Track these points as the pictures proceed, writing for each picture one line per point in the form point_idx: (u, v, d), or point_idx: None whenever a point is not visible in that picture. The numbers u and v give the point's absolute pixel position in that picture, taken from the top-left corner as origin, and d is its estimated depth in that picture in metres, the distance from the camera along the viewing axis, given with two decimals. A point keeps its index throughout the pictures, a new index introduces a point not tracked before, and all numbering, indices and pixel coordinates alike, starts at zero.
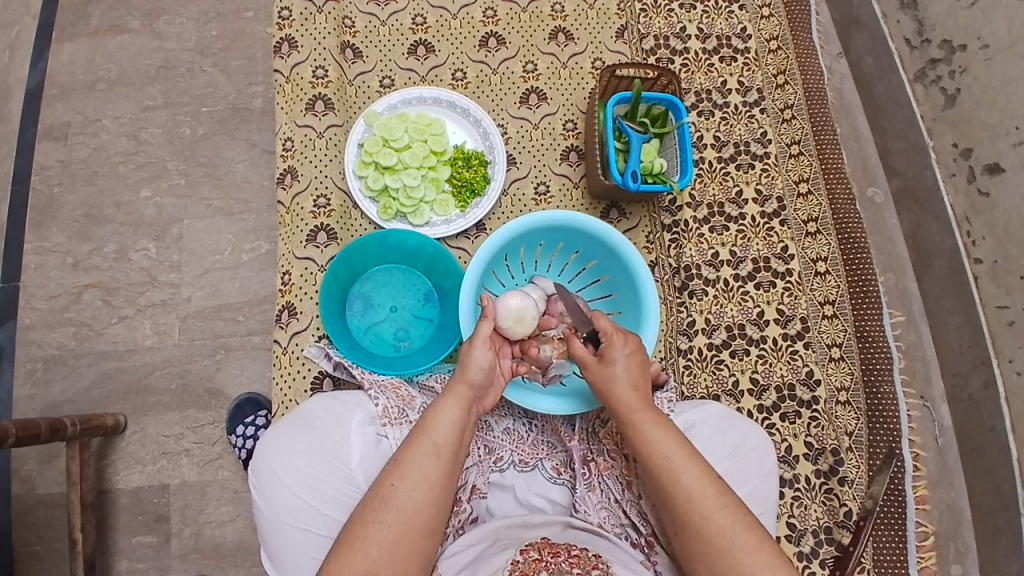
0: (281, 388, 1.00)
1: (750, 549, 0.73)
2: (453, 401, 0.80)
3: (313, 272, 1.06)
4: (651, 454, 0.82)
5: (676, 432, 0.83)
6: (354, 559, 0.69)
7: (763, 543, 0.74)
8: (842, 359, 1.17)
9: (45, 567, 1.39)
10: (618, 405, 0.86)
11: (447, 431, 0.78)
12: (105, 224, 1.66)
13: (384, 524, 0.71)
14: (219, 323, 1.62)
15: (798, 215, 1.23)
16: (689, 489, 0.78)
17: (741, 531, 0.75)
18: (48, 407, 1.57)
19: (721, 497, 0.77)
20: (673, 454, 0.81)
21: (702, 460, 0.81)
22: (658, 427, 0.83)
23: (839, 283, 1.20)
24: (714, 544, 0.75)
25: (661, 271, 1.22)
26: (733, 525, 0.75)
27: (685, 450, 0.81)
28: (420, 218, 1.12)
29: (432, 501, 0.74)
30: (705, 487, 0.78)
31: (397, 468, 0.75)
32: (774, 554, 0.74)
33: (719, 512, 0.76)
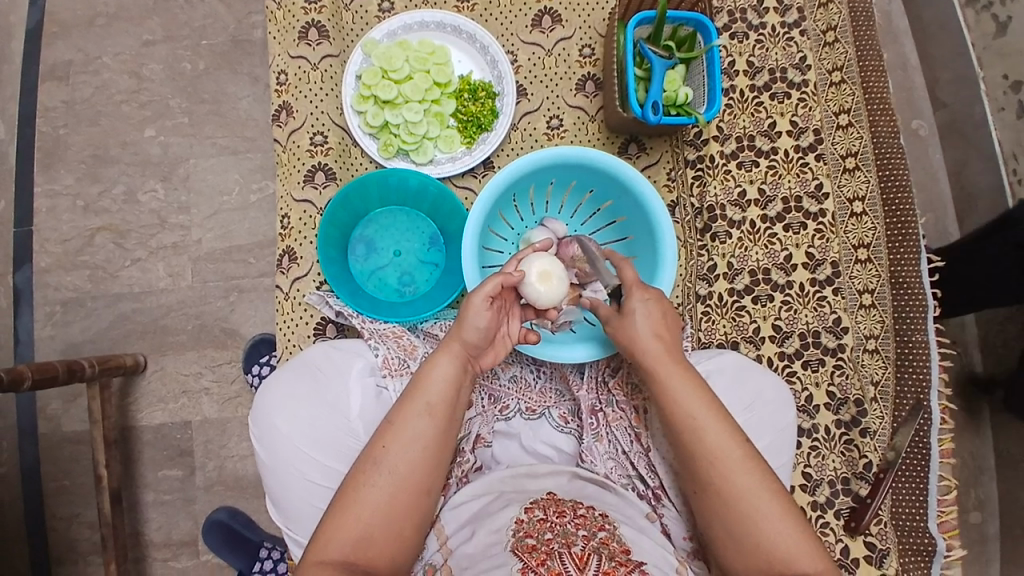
0: (284, 334, 0.97)
1: (774, 517, 0.71)
2: (446, 359, 0.78)
3: (312, 215, 1.00)
4: (676, 411, 0.78)
5: (703, 391, 0.78)
6: (349, 520, 0.70)
7: (788, 512, 0.72)
8: (873, 307, 1.09)
9: (73, 500, 1.49)
10: (642, 358, 0.81)
11: (439, 389, 0.76)
12: (113, 165, 1.63)
13: (378, 487, 0.71)
14: (230, 265, 1.61)
15: (835, 150, 1.13)
16: (714, 450, 0.75)
17: (766, 497, 0.72)
18: (69, 347, 1.59)
19: (748, 462, 0.74)
20: (699, 414, 0.77)
21: (730, 422, 0.77)
22: (684, 384, 0.78)
23: (876, 224, 1.10)
24: (737, 508, 0.72)
25: (682, 211, 1.14)
26: (758, 491, 0.72)
27: (712, 410, 0.77)
28: (424, 155, 1.05)
29: (425, 463, 0.74)
30: (731, 450, 0.74)
31: (389, 432, 0.74)
32: (798, 522, 0.71)
33: (745, 476, 0.73)
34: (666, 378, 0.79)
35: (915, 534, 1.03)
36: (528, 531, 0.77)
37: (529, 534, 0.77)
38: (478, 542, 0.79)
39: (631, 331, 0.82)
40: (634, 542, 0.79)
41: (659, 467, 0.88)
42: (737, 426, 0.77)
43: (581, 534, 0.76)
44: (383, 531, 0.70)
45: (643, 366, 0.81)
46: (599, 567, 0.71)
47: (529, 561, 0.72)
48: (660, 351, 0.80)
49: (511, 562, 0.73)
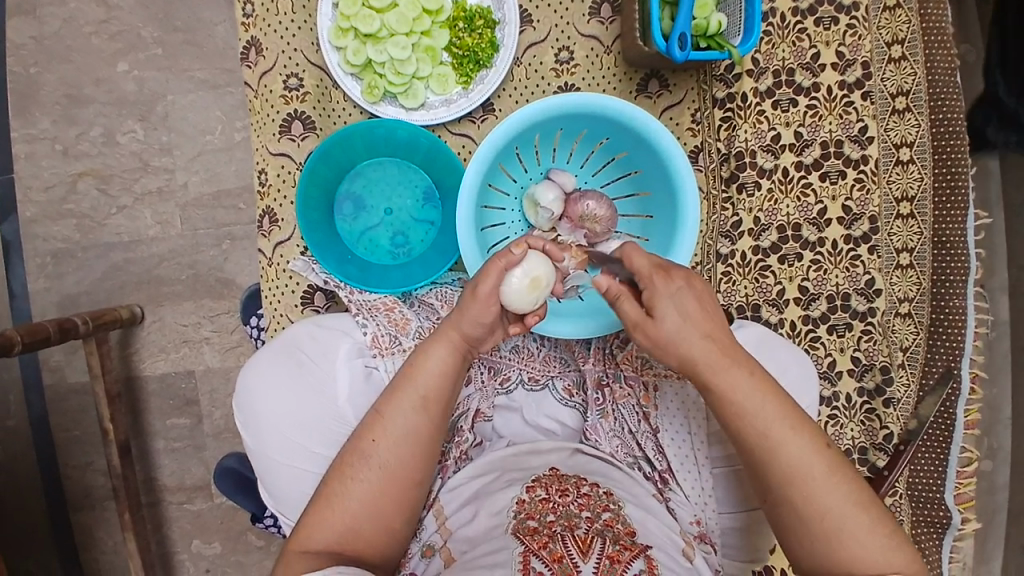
0: (270, 302, 0.91)
1: (865, 533, 0.64)
2: (440, 347, 0.74)
3: (291, 171, 0.90)
4: (746, 424, 0.68)
5: (777, 398, 0.68)
6: (335, 513, 0.70)
7: (877, 523, 0.65)
8: (910, 267, 0.99)
9: (86, 448, 1.51)
10: (697, 367, 0.70)
11: (431, 380, 0.73)
12: (89, 105, 1.51)
13: (366, 481, 0.71)
14: (220, 211, 1.52)
15: (885, 87, 0.98)
16: (791, 467, 0.66)
17: (855, 514, 0.65)
18: (64, 300, 1.54)
19: (832, 476, 0.66)
20: (773, 427, 0.67)
21: (807, 429, 0.68)
22: (755, 393, 0.68)
23: (923, 173, 0.98)
24: (822, 527, 0.65)
25: (706, 159, 1.01)
26: (845, 507, 0.65)
27: (787, 421, 0.67)
28: (415, 99, 0.93)
29: (414, 454, 0.73)
30: (812, 464, 0.66)
31: (378, 423, 0.72)
32: (887, 533, 0.65)
33: (830, 493, 0.65)
34: (735, 387, 0.68)
35: (930, 504, 0.99)
36: (529, 513, 0.76)
37: (531, 516, 0.75)
38: (480, 524, 0.78)
39: (687, 333, 0.69)
40: (640, 523, 0.76)
41: (669, 450, 0.84)
42: (815, 433, 0.68)
43: (585, 517, 0.74)
44: (368, 527, 0.70)
45: (701, 375, 0.70)
46: (603, 550, 0.69)
47: (530, 544, 0.71)
48: (727, 355, 0.69)
49: (514, 545, 0.72)
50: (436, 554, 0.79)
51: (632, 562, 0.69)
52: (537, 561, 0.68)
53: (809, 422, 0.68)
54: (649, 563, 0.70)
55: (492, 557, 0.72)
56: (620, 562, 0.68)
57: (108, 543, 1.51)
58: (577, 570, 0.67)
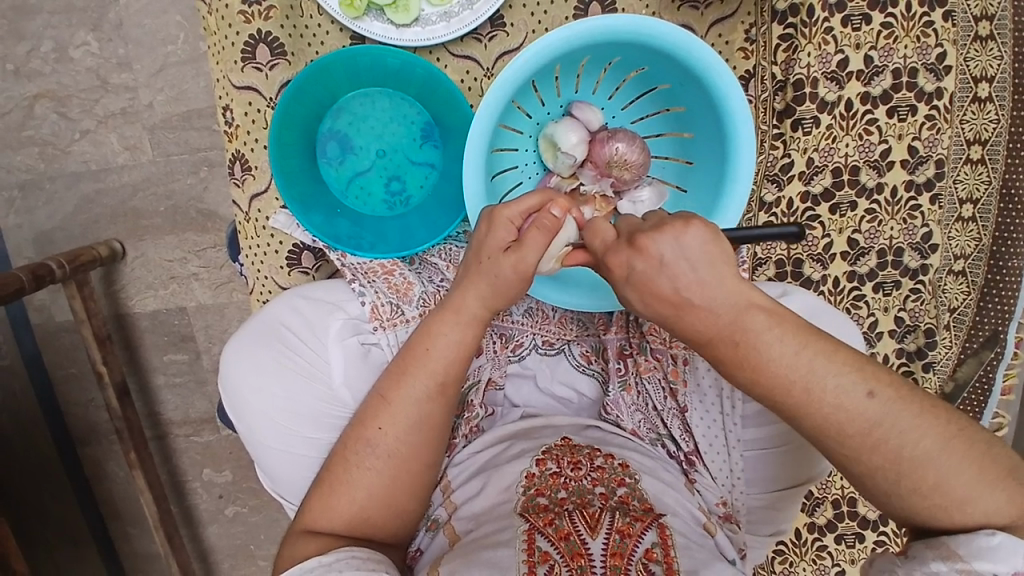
0: (252, 263, 0.80)
1: (939, 479, 0.53)
2: (455, 319, 0.64)
3: (260, 108, 0.76)
4: (756, 386, 0.55)
5: (786, 347, 0.54)
6: (339, 501, 0.62)
7: (953, 465, 0.53)
8: (972, 221, 0.87)
9: (84, 385, 1.46)
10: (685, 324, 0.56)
11: (448, 362, 0.64)
12: (32, 13, 1.29)
13: (373, 471, 0.63)
14: (192, 134, 1.35)
15: (970, 5, 0.82)
16: (826, 425, 0.54)
17: (921, 464, 0.53)
18: (40, 236, 1.42)
19: (874, 432, 0.53)
20: (787, 385, 0.54)
21: (840, 371, 0.54)
22: (761, 340, 0.54)
23: (1002, 114, 0.83)
24: (873, 483, 0.55)
25: (757, 86, 0.86)
26: (904, 458, 0.53)
27: (806, 373, 0.54)
28: (406, 13, 0.75)
29: (423, 444, 0.64)
30: (853, 417, 0.54)
31: (385, 409, 0.64)
32: (969, 474, 0.53)
33: (877, 448, 0.53)
34: (732, 342, 0.55)
35: None
36: (540, 489, 0.69)
37: (541, 492, 0.68)
38: (486, 501, 0.70)
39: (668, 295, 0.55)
40: (657, 496, 0.69)
41: (695, 430, 0.76)
42: (847, 376, 0.54)
43: (598, 493, 0.68)
44: (375, 513, 0.63)
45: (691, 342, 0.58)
46: (613, 524, 0.63)
47: (535, 521, 0.64)
48: (713, 314, 0.55)
49: (518, 525, 0.64)
50: (440, 530, 0.70)
51: (644, 534, 0.62)
52: (544, 540, 0.61)
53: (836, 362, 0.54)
54: (663, 533, 0.63)
55: (496, 537, 0.63)
56: (631, 536, 0.62)
57: (119, 476, 1.51)
58: (587, 548, 0.60)
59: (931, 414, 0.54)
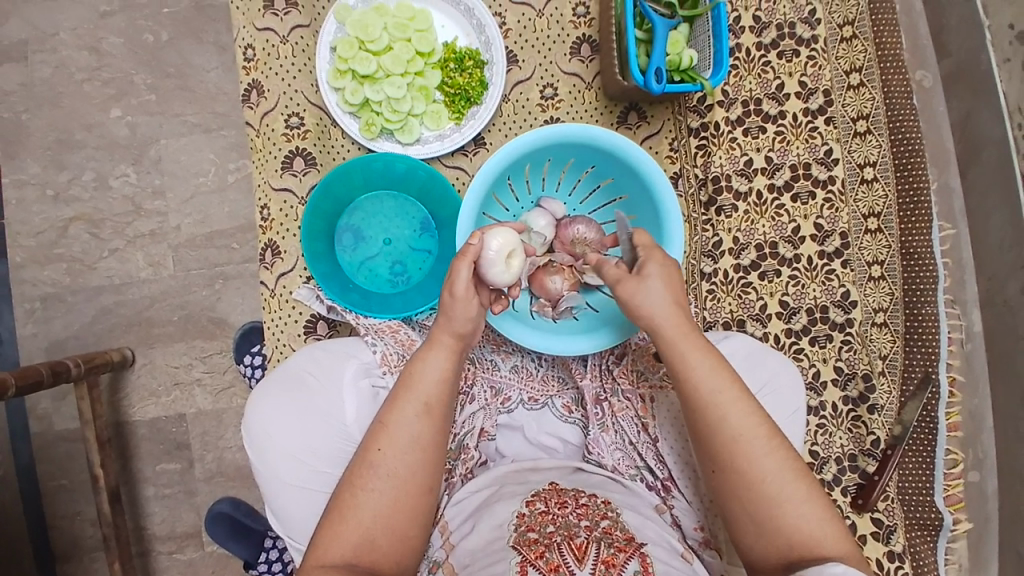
0: (273, 333, 0.93)
1: (803, 500, 0.69)
2: (439, 351, 0.77)
3: (293, 206, 0.95)
4: (698, 386, 0.76)
5: (721, 365, 0.77)
6: (347, 526, 0.68)
7: (813, 495, 0.70)
8: (882, 278, 1.06)
9: (74, 497, 1.47)
10: (664, 334, 0.79)
11: (433, 385, 0.75)
12: (78, 149, 1.52)
13: (375, 492, 0.69)
14: (212, 251, 1.53)
15: (846, 112, 1.08)
16: (737, 431, 0.73)
17: (792, 480, 0.70)
18: (53, 345, 1.53)
19: (770, 442, 0.72)
20: (720, 390, 0.75)
21: (749, 401, 0.75)
22: (708, 356, 0.77)
23: (887, 191, 1.06)
24: (762, 490, 0.70)
25: (684, 184, 1.09)
26: (784, 471, 0.71)
27: (730, 388, 0.75)
28: (410, 135, 0.97)
29: (422, 462, 0.72)
30: (755, 430, 0.73)
31: (384, 434, 0.72)
32: (823, 503, 0.70)
33: (772, 456, 0.71)
34: (692, 349, 0.77)
35: (922, 507, 1.02)
36: (530, 526, 0.74)
37: (531, 529, 0.74)
38: (480, 539, 0.75)
39: (651, 305, 0.79)
40: (638, 528, 0.76)
41: (668, 458, 0.86)
42: (755, 406, 0.75)
43: (583, 526, 0.73)
44: (381, 538, 0.68)
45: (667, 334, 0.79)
46: (598, 557, 0.69)
47: (528, 554, 0.70)
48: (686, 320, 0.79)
49: (511, 556, 0.70)
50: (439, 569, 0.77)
51: (626, 565, 0.69)
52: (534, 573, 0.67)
53: (747, 392, 0.76)
54: (644, 563, 0.70)
55: (490, 569, 0.70)
56: (614, 567, 0.68)
57: None
58: None
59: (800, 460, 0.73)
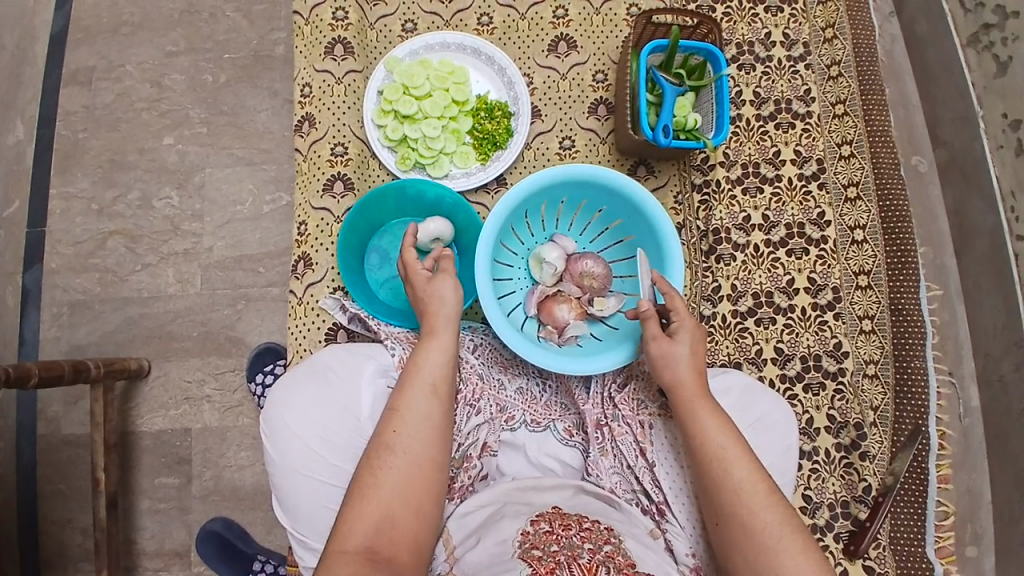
0: (295, 337, 1.01)
1: (798, 553, 0.70)
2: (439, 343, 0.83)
3: (329, 223, 1.04)
4: (707, 442, 0.80)
5: (729, 425, 0.82)
6: (368, 505, 0.71)
7: (809, 551, 0.71)
8: (872, 333, 1.12)
9: (69, 503, 1.48)
10: (681, 393, 0.85)
11: (437, 370, 0.81)
12: (129, 171, 1.65)
13: (392, 469, 0.73)
14: (239, 274, 1.61)
15: (838, 179, 1.18)
16: (741, 483, 0.76)
17: (790, 534, 0.72)
18: (73, 349, 1.61)
19: (770, 496, 0.75)
20: (727, 446, 0.79)
21: (752, 458, 0.79)
22: (717, 415, 0.82)
23: (876, 252, 1.15)
24: (761, 540, 0.72)
25: (688, 234, 1.17)
26: (784, 524, 0.73)
27: (737, 445, 0.79)
28: (440, 169, 1.09)
29: (434, 438, 0.77)
30: (757, 485, 0.76)
31: (396, 417, 0.77)
32: (820, 559, 0.71)
33: (773, 508, 0.74)
34: (701, 408, 0.83)
35: (914, 559, 1.06)
36: (534, 543, 0.75)
37: (535, 546, 0.74)
38: (483, 553, 0.76)
39: (670, 364, 0.87)
40: (639, 556, 0.77)
41: (665, 483, 0.89)
42: (756, 463, 0.79)
43: (587, 548, 0.74)
44: (399, 514, 0.71)
45: (682, 394, 0.85)
46: None
47: (538, 567, 0.70)
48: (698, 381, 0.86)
49: (521, 568, 0.70)
50: None
51: None
52: None
53: (749, 451, 0.80)
54: None
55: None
56: None
57: None
58: None
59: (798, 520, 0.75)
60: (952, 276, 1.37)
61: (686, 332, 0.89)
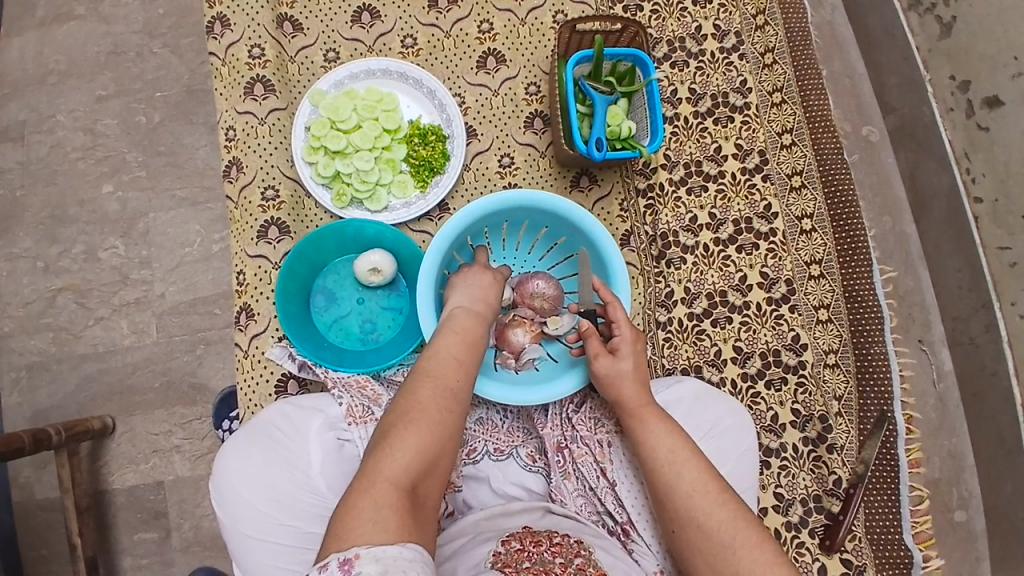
0: (245, 393, 0.99)
1: (754, 547, 0.70)
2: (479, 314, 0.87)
3: (267, 270, 1.03)
4: (653, 449, 0.81)
5: (675, 428, 0.83)
6: (418, 439, 0.68)
7: (765, 543, 0.71)
8: (829, 321, 1.13)
9: (49, 571, 1.44)
10: (626, 404, 0.87)
11: (476, 337, 0.84)
12: (71, 224, 1.60)
13: (446, 411, 0.73)
14: (195, 317, 1.57)
15: (781, 169, 1.18)
16: (691, 485, 0.77)
17: (745, 527, 0.72)
18: (35, 414, 1.55)
19: (721, 493, 0.76)
20: (673, 449, 0.80)
21: (699, 457, 0.79)
22: (663, 420, 0.84)
23: (826, 240, 1.15)
24: (717, 540, 0.73)
25: (637, 241, 1.15)
26: (737, 517, 0.73)
27: (684, 447, 0.80)
28: (378, 203, 1.06)
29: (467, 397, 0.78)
30: (707, 484, 0.76)
31: (449, 364, 0.78)
32: (776, 547, 0.71)
33: (726, 505, 0.75)
34: (646, 416, 0.84)
35: (892, 546, 1.08)
36: (506, 562, 0.74)
37: (508, 564, 0.73)
38: None
39: (612, 376, 0.89)
40: (610, 567, 0.79)
41: (627, 502, 0.88)
42: (705, 463, 0.79)
43: (559, 562, 0.75)
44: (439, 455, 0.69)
45: (629, 405, 0.87)
46: None
47: None
48: (642, 389, 0.87)
49: None
50: None
51: None
52: None
53: (696, 451, 0.80)
54: None
55: None
56: None
57: None
58: None
59: (752, 514, 0.75)
60: (913, 242, 1.37)
61: (630, 343, 0.91)
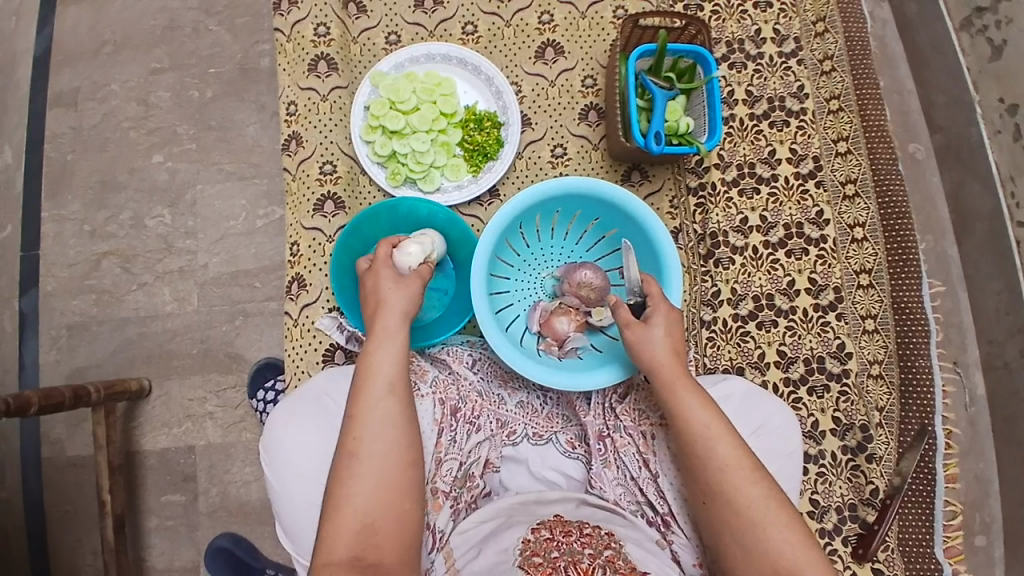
0: (293, 360, 1.02)
1: (784, 527, 0.71)
2: (388, 341, 0.81)
3: (321, 242, 1.05)
4: (685, 420, 0.79)
5: (708, 400, 0.80)
6: (344, 518, 0.69)
7: (791, 523, 0.72)
8: (875, 331, 1.11)
9: (79, 524, 1.49)
10: (661, 370, 0.84)
11: (392, 369, 0.79)
12: (120, 191, 1.64)
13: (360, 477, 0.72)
14: (235, 290, 1.59)
15: (835, 176, 1.16)
16: (725, 460, 0.76)
17: (774, 507, 0.72)
18: (73, 371, 1.60)
19: (754, 471, 0.75)
20: (706, 423, 0.78)
21: (733, 433, 0.78)
22: (696, 393, 0.81)
23: (877, 249, 1.14)
24: (748, 518, 0.73)
25: (684, 238, 1.16)
26: (768, 497, 0.73)
27: (718, 421, 0.78)
28: (431, 183, 1.08)
29: (402, 442, 0.75)
30: (740, 461, 0.75)
31: (355, 424, 0.75)
32: (803, 527, 0.72)
33: (759, 484, 0.74)
34: (677, 388, 0.82)
35: (923, 559, 1.07)
36: (535, 551, 0.76)
37: (536, 553, 0.75)
38: (483, 560, 0.77)
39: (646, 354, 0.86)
40: (641, 560, 0.78)
41: (669, 494, 0.88)
42: (737, 439, 0.77)
43: (588, 553, 0.75)
44: (378, 519, 0.70)
45: (660, 373, 0.84)
46: None
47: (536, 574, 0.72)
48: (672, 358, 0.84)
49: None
50: None
51: None
52: None
53: (729, 424, 0.79)
54: None
55: None
56: None
57: None
58: None
59: (784, 496, 0.74)
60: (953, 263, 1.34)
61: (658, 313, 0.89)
